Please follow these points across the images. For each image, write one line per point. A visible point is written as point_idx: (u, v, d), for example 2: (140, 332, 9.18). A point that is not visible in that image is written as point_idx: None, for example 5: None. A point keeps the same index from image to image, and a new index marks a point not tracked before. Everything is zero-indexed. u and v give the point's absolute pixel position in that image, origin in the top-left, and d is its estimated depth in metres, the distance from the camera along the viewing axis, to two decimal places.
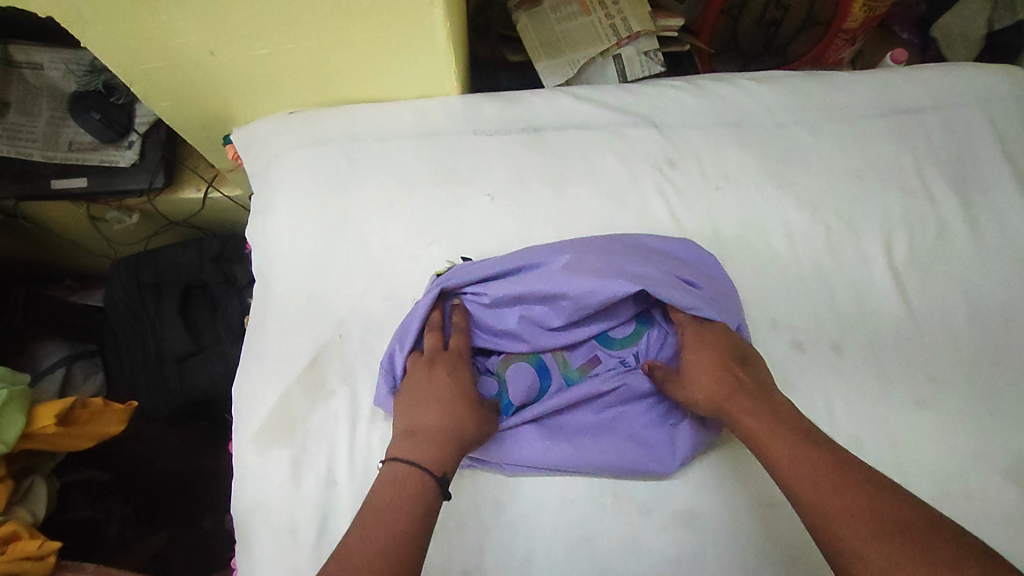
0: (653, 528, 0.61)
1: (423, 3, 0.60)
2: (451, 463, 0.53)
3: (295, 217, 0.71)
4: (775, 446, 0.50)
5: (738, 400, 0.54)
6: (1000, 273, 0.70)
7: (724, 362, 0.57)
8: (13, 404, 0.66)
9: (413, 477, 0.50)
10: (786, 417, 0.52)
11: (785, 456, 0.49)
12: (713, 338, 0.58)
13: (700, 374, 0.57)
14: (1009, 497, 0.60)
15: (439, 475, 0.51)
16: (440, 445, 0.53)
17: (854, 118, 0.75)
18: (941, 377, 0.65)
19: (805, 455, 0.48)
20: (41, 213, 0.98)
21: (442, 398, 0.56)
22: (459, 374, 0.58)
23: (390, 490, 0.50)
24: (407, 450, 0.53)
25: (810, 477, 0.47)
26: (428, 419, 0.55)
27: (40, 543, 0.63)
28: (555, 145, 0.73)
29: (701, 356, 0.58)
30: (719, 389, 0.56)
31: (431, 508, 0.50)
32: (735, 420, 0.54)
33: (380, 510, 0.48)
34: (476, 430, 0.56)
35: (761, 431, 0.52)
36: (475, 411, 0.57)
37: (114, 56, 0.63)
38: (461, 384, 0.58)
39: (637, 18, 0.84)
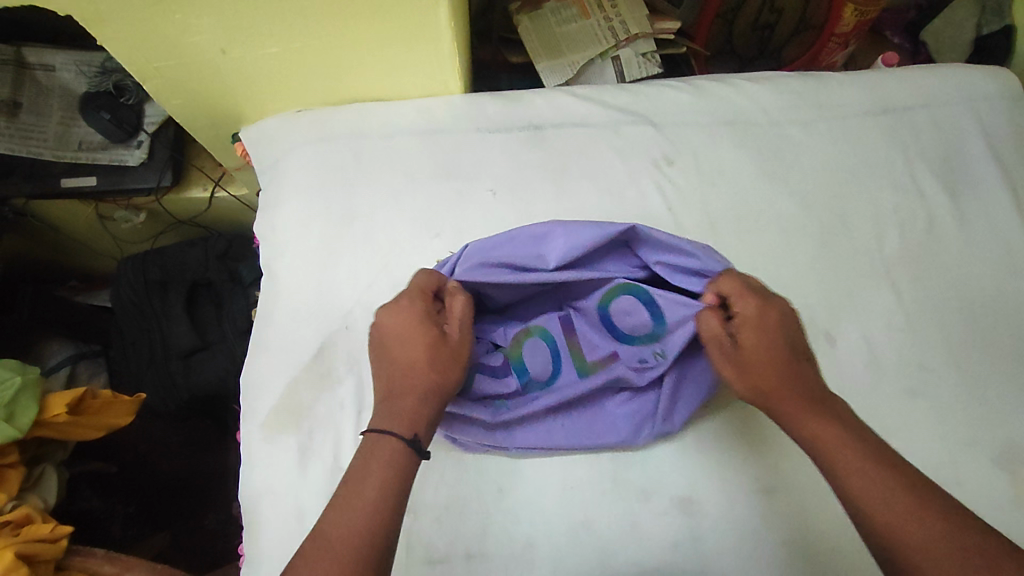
0: (652, 512, 0.62)
1: (428, 3, 0.62)
2: (426, 418, 0.52)
3: (303, 211, 0.72)
4: (836, 452, 0.48)
5: (799, 401, 0.52)
6: (989, 266, 0.72)
7: (782, 354, 0.54)
8: (26, 392, 0.68)
9: (379, 444, 0.50)
10: (849, 423, 0.50)
11: (851, 466, 0.47)
12: (771, 326, 0.55)
13: (760, 369, 0.53)
14: (999, 483, 0.62)
15: (410, 437, 0.51)
16: (410, 406, 0.52)
17: (846, 116, 0.77)
18: (932, 367, 0.67)
19: (874, 471, 0.46)
20: (51, 212, 1.00)
21: (400, 357, 0.55)
22: (416, 325, 0.56)
23: (365, 457, 0.49)
24: (379, 418, 0.52)
25: (884, 496, 0.45)
26: (394, 377, 0.54)
27: (52, 526, 0.65)
28: (556, 143, 0.75)
29: (761, 347, 0.54)
30: (773, 388, 0.53)
31: (407, 469, 0.49)
32: (793, 421, 0.51)
33: (355, 479, 0.48)
34: (447, 370, 0.55)
35: (827, 439, 0.49)
36: (442, 346, 0.55)
37: (129, 54, 0.65)
38: (422, 325, 0.56)
39: (635, 21, 0.86)
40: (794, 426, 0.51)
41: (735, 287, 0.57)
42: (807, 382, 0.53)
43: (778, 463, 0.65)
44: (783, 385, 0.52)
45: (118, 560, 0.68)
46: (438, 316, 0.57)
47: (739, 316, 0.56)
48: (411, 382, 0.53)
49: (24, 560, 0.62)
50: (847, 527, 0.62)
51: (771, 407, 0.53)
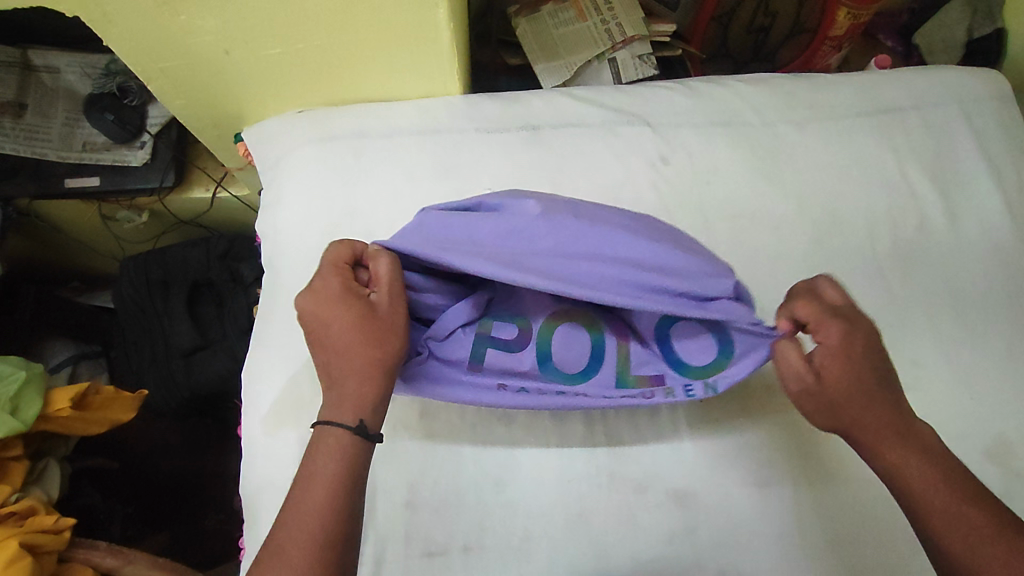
0: (648, 505, 0.63)
1: (428, 5, 0.63)
2: (369, 397, 0.50)
3: (304, 210, 0.73)
4: (920, 488, 0.47)
5: (886, 435, 0.49)
6: (980, 263, 0.73)
7: (870, 384, 0.50)
8: (30, 386, 0.69)
9: (325, 438, 0.49)
10: (935, 456, 0.48)
11: (938, 506, 0.46)
12: (853, 352, 0.50)
13: (847, 403, 0.50)
14: (989, 476, 0.63)
15: (354, 423, 0.49)
16: (349, 389, 0.50)
17: (839, 117, 0.78)
18: (925, 363, 0.68)
19: (961, 514, 0.45)
20: (54, 212, 1.01)
21: (329, 339, 0.51)
22: (338, 304, 0.52)
23: (313, 451, 0.49)
24: (325, 411, 0.50)
25: (974, 542, 0.44)
26: (328, 364, 0.51)
27: (56, 518, 0.66)
28: (553, 142, 0.76)
29: (848, 381, 0.50)
30: (856, 419, 0.50)
31: (353, 455, 0.49)
32: (874, 452, 0.49)
33: (303, 475, 0.48)
34: (378, 341, 0.51)
35: (913, 478, 0.47)
36: (365, 318, 0.51)
37: (134, 54, 0.67)
38: (338, 302, 0.52)
39: (631, 23, 0.88)
40: (881, 461, 0.49)
41: (814, 311, 0.52)
42: (895, 412, 0.50)
43: (772, 457, 0.65)
44: (870, 419, 0.49)
45: (120, 553, 0.68)
46: (356, 288, 0.53)
47: (822, 347, 0.51)
48: (343, 364, 0.50)
49: (28, 550, 0.63)
50: (840, 520, 0.63)
51: (854, 437, 0.51)
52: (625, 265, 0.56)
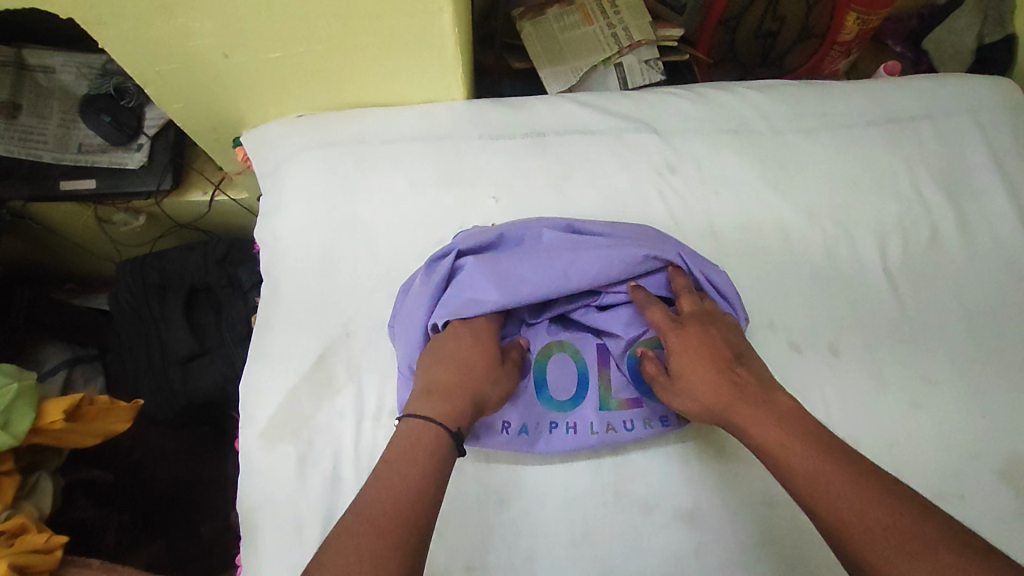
0: (654, 525, 0.62)
1: (433, 9, 0.62)
2: (466, 420, 0.53)
3: (304, 217, 0.72)
4: (784, 453, 0.48)
5: (743, 410, 0.52)
6: (992, 276, 0.72)
7: (719, 369, 0.54)
8: (22, 399, 0.67)
9: (428, 429, 0.50)
10: (799, 422, 0.50)
11: (800, 464, 0.47)
12: (700, 345, 0.55)
13: (699, 386, 0.54)
14: (1003, 498, 0.62)
15: (454, 430, 0.51)
16: (455, 400, 0.53)
17: (849, 125, 0.77)
18: (935, 379, 0.67)
19: (823, 470, 0.46)
20: (48, 215, 0.99)
21: (459, 355, 0.56)
22: (484, 331, 0.58)
23: (408, 440, 0.50)
24: (421, 407, 0.52)
25: (834, 492, 0.45)
26: (444, 375, 0.55)
27: (47, 536, 0.65)
28: (558, 150, 0.74)
29: (697, 371, 0.54)
30: (717, 397, 0.53)
31: (445, 459, 0.50)
32: (743, 431, 0.52)
33: (396, 462, 0.48)
34: (494, 387, 0.56)
35: (775, 446, 0.49)
36: (496, 365, 0.57)
37: (130, 58, 0.65)
38: (484, 339, 0.58)
39: (638, 28, 0.86)
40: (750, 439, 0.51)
41: (660, 318, 0.58)
42: (753, 389, 0.53)
43: None
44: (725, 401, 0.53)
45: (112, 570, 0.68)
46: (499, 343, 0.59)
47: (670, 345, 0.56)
48: (460, 382, 0.54)
49: (18, 570, 0.61)
50: None
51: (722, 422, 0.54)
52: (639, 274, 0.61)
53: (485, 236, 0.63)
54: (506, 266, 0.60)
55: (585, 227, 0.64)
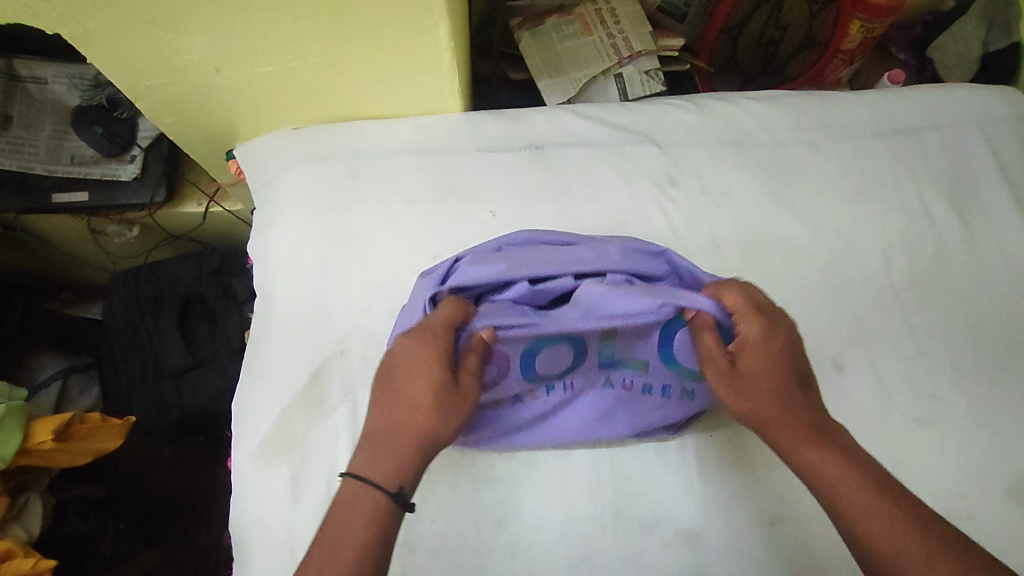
0: (656, 546, 0.61)
1: (429, 22, 0.61)
2: (411, 470, 0.48)
3: (299, 232, 0.71)
4: (843, 486, 0.46)
5: (800, 431, 0.49)
6: (1000, 290, 0.70)
7: (783, 380, 0.50)
8: (10, 418, 0.66)
9: (359, 501, 0.46)
10: (857, 457, 0.48)
11: (858, 500, 0.45)
12: (771, 348, 0.51)
13: (757, 390, 0.50)
14: (1013, 518, 0.61)
15: (394, 490, 0.47)
16: (399, 449, 0.49)
17: (854, 136, 0.75)
18: (942, 396, 0.66)
19: (869, 502, 0.45)
20: (42, 226, 0.98)
21: (400, 391, 0.51)
22: (430, 352, 0.51)
23: (342, 513, 0.46)
24: (361, 463, 0.49)
25: (887, 533, 0.44)
26: (386, 419, 0.50)
27: (34, 560, 0.63)
28: (557, 162, 0.73)
29: (760, 374, 0.51)
30: (772, 409, 0.50)
31: (388, 524, 0.47)
32: (795, 455, 0.49)
33: (326, 548, 0.45)
34: (447, 420, 0.50)
35: (832, 477, 0.47)
36: (449, 391, 0.51)
37: (120, 73, 0.64)
38: (428, 367, 0.51)
39: (638, 37, 0.85)
40: (797, 461, 0.49)
41: (738, 302, 0.52)
42: (810, 411, 0.50)
43: (786, 496, 0.63)
44: (784, 413, 0.49)
45: None
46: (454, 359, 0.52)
47: (740, 338, 0.51)
48: (402, 427, 0.49)
49: None
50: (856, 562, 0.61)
51: (767, 431, 0.50)
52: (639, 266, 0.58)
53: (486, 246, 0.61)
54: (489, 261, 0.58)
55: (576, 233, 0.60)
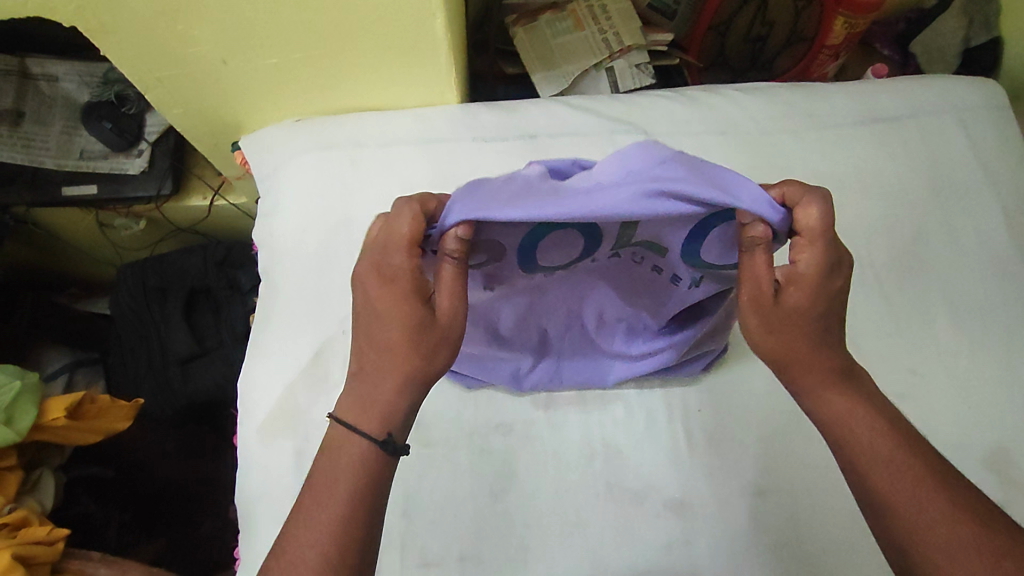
0: (646, 515, 0.63)
1: (426, 14, 0.63)
2: (396, 414, 0.48)
3: (302, 218, 0.73)
4: (865, 436, 0.48)
5: (829, 379, 0.49)
6: (977, 271, 0.73)
7: (824, 321, 0.47)
8: (25, 395, 0.69)
9: (349, 451, 0.48)
10: (878, 405, 0.49)
11: (875, 449, 0.47)
12: (825, 284, 0.46)
13: (800, 329, 0.47)
14: (988, 486, 0.64)
15: (383, 437, 0.48)
16: (382, 391, 0.48)
17: (836, 125, 0.78)
18: (922, 371, 0.68)
19: (892, 456, 0.47)
20: (51, 220, 1.01)
21: (377, 328, 0.48)
22: (399, 281, 0.46)
23: (331, 464, 0.47)
24: (348, 407, 0.49)
25: (901, 480, 0.46)
26: (371, 359, 0.49)
27: (49, 528, 0.67)
28: (550, 150, 0.76)
29: (806, 308, 0.46)
30: (805, 348, 0.48)
31: (381, 468, 0.48)
32: (819, 401, 0.49)
33: (318, 496, 0.46)
34: (433, 354, 0.48)
35: (855, 426, 0.48)
36: (428, 320, 0.47)
37: (131, 65, 0.67)
38: (399, 303, 0.46)
39: (629, 33, 0.88)
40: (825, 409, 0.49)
41: (815, 223, 0.44)
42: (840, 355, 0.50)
43: (771, 467, 0.65)
44: (818, 357, 0.48)
45: (114, 563, 0.70)
46: (425, 282, 0.47)
47: (792, 271, 0.46)
48: (384, 369, 0.48)
49: (20, 561, 0.63)
50: (838, 529, 0.63)
51: (793, 374, 0.49)
52: None
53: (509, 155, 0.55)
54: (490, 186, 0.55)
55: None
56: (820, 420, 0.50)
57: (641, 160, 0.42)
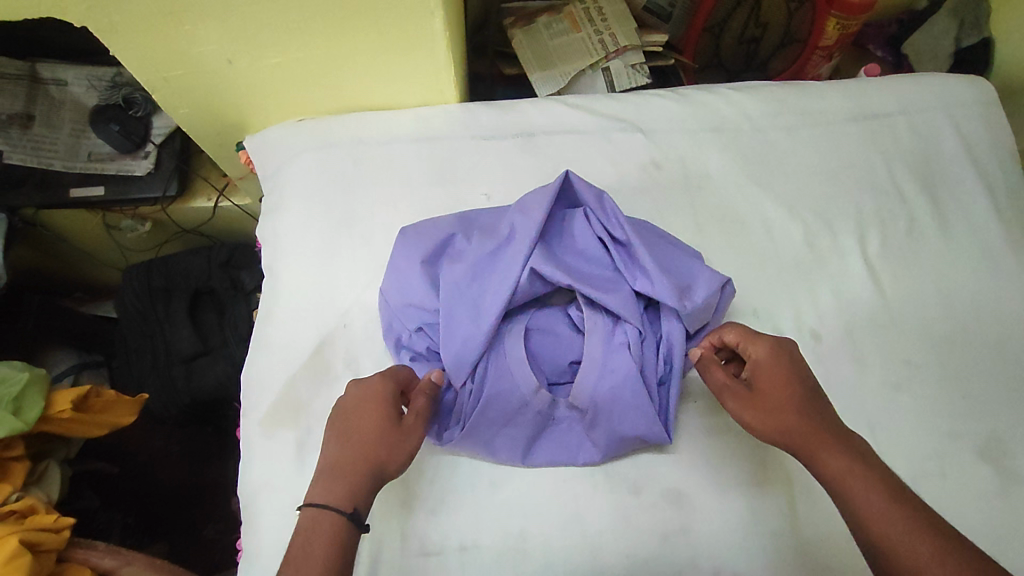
0: (643, 505, 0.64)
1: (425, 13, 0.65)
2: (364, 495, 0.53)
3: (304, 216, 0.75)
4: (863, 494, 0.48)
5: (822, 441, 0.51)
6: (969, 265, 0.74)
7: (799, 400, 0.54)
8: (33, 387, 0.70)
9: (323, 520, 0.51)
10: (875, 465, 0.50)
11: (874, 506, 0.47)
12: (779, 375, 0.56)
13: (776, 411, 0.54)
14: (983, 476, 0.64)
15: (350, 512, 0.51)
16: (345, 478, 0.53)
17: (827, 122, 0.80)
18: (916, 362, 0.69)
19: (892, 513, 0.47)
20: (57, 222, 1.02)
21: (351, 426, 0.55)
22: (380, 391, 0.57)
23: (308, 533, 0.50)
24: (317, 490, 0.53)
25: (902, 537, 0.46)
26: (338, 452, 0.55)
27: (55, 516, 0.68)
28: (548, 148, 0.78)
29: (776, 395, 0.55)
30: (783, 424, 0.53)
31: (349, 543, 0.51)
32: (818, 460, 0.51)
33: (296, 561, 0.49)
34: (392, 452, 0.55)
35: (852, 482, 0.49)
36: (393, 426, 0.55)
37: (139, 65, 0.69)
38: (375, 406, 0.56)
39: (624, 34, 0.90)
40: (819, 465, 0.51)
41: (737, 336, 0.59)
42: (828, 424, 0.53)
43: (769, 458, 0.66)
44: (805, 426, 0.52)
45: (118, 553, 0.70)
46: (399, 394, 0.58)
47: (751, 362, 0.58)
48: (351, 457, 0.54)
49: (28, 547, 0.65)
50: (833, 518, 0.64)
51: (793, 445, 0.53)
52: (604, 275, 0.67)
53: (475, 247, 0.66)
54: (485, 277, 0.66)
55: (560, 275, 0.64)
56: (822, 481, 0.51)
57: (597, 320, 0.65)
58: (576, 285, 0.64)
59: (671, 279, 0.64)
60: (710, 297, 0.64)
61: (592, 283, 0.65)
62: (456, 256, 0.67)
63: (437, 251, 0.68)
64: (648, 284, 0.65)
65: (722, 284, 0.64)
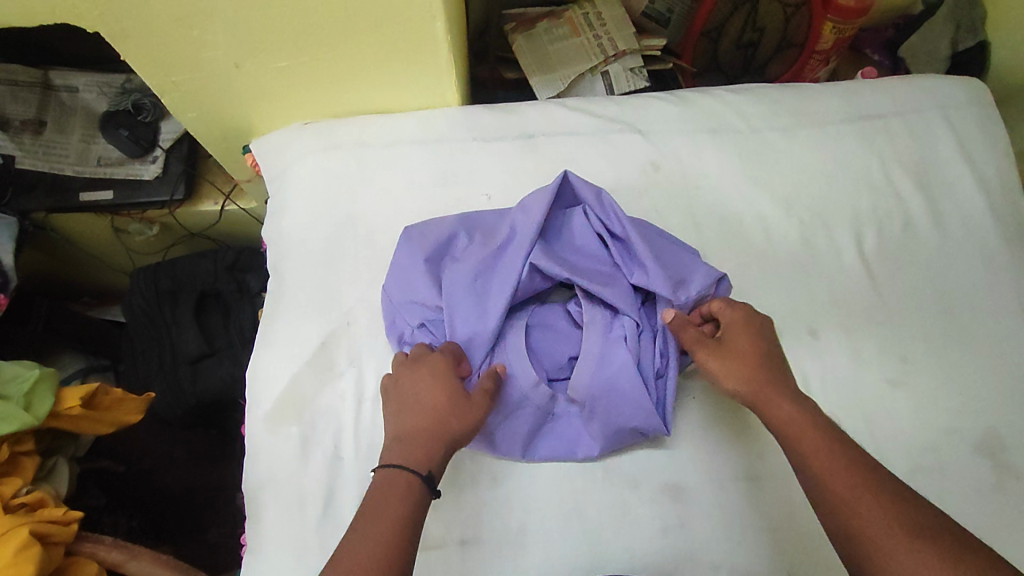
0: (642, 501, 0.64)
1: (428, 18, 0.66)
2: (438, 460, 0.54)
3: (308, 217, 0.76)
4: (804, 438, 0.52)
5: (772, 394, 0.55)
6: (965, 263, 0.75)
7: (762, 361, 0.57)
8: (43, 383, 0.72)
9: (401, 480, 0.52)
10: (818, 415, 0.54)
11: (811, 448, 0.51)
12: (746, 339, 0.58)
13: (739, 368, 0.57)
14: (979, 471, 0.65)
15: (425, 473, 0.53)
16: (417, 443, 0.54)
17: (823, 124, 0.81)
18: (913, 359, 0.70)
19: (828, 454, 0.50)
20: (67, 226, 1.04)
21: (418, 396, 0.57)
22: (442, 367, 0.59)
23: (383, 491, 0.52)
24: (392, 455, 0.54)
25: (836, 475, 0.49)
26: (408, 420, 0.56)
27: (64, 509, 0.69)
28: (549, 150, 0.79)
29: (740, 353, 0.58)
30: (744, 382, 0.56)
31: (422, 505, 0.52)
32: (767, 411, 0.55)
33: (369, 517, 0.50)
34: (464, 421, 0.56)
35: (794, 428, 0.53)
36: (458, 398, 0.57)
37: (148, 69, 0.70)
38: (439, 379, 0.58)
39: (623, 38, 0.91)
40: (770, 411, 0.55)
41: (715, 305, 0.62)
42: (782, 380, 0.56)
43: (767, 454, 0.66)
44: (760, 384, 0.56)
45: (124, 547, 0.71)
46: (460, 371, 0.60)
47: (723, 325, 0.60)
48: (421, 424, 0.55)
49: (38, 539, 0.66)
50: None
51: (747, 398, 0.56)
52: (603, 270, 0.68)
53: (477, 244, 0.68)
54: (485, 274, 0.67)
55: (558, 268, 0.65)
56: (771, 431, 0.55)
57: (595, 313, 0.66)
58: (575, 278, 0.65)
59: (667, 273, 0.65)
60: (706, 290, 0.65)
61: (591, 276, 0.66)
62: (459, 255, 0.69)
63: (440, 248, 0.70)
64: (644, 279, 0.66)
65: (717, 279, 0.65)
